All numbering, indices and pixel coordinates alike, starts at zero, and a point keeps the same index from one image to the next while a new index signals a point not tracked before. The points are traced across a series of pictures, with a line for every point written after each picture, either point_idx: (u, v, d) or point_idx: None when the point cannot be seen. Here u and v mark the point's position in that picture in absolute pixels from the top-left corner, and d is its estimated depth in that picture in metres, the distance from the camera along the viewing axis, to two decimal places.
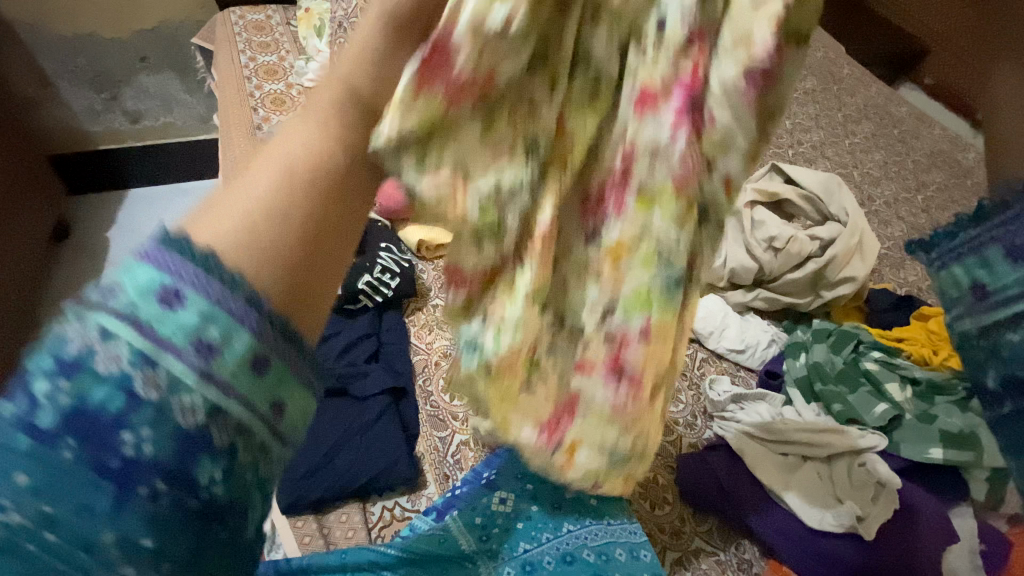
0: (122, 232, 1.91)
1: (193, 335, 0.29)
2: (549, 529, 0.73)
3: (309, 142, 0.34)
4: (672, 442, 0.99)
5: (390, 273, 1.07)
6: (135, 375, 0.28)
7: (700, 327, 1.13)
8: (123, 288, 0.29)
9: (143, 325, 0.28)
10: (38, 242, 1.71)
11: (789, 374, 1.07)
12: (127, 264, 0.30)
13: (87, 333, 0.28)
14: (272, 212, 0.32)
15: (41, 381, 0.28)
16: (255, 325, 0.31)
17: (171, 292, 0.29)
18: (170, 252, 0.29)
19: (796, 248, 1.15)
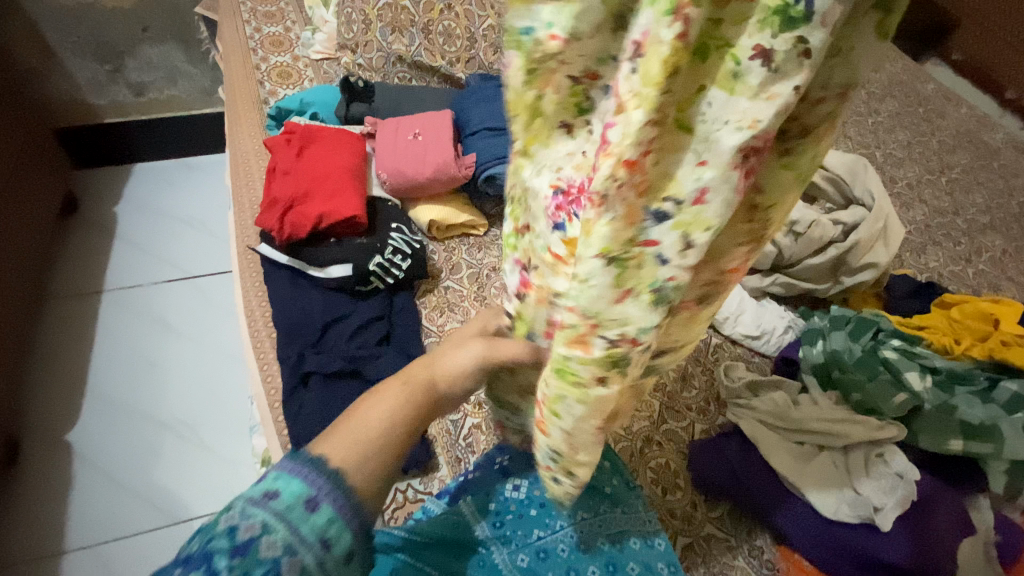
0: (135, 212, 1.92)
1: (322, 534, 0.45)
2: (562, 518, 0.72)
3: (386, 406, 0.52)
4: (684, 427, 0.99)
5: (401, 254, 1.02)
6: (284, 557, 0.42)
7: (715, 312, 1.11)
8: (281, 494, 0.45)
9: (293, 524, 0.44)
10: (48, 216, 1.70)
11: (805, 360, 1.04)
12: (283, 480, 0.46)
13: (252, 523, 0.43)
14: (375, 446, 0.50)
15: (220, 557, 0.41)
16: (348, 516, 0.47)
17: (313, 503, 0.45)
18: (312, 471, 0.47)
19: (818, 232, 1.12)
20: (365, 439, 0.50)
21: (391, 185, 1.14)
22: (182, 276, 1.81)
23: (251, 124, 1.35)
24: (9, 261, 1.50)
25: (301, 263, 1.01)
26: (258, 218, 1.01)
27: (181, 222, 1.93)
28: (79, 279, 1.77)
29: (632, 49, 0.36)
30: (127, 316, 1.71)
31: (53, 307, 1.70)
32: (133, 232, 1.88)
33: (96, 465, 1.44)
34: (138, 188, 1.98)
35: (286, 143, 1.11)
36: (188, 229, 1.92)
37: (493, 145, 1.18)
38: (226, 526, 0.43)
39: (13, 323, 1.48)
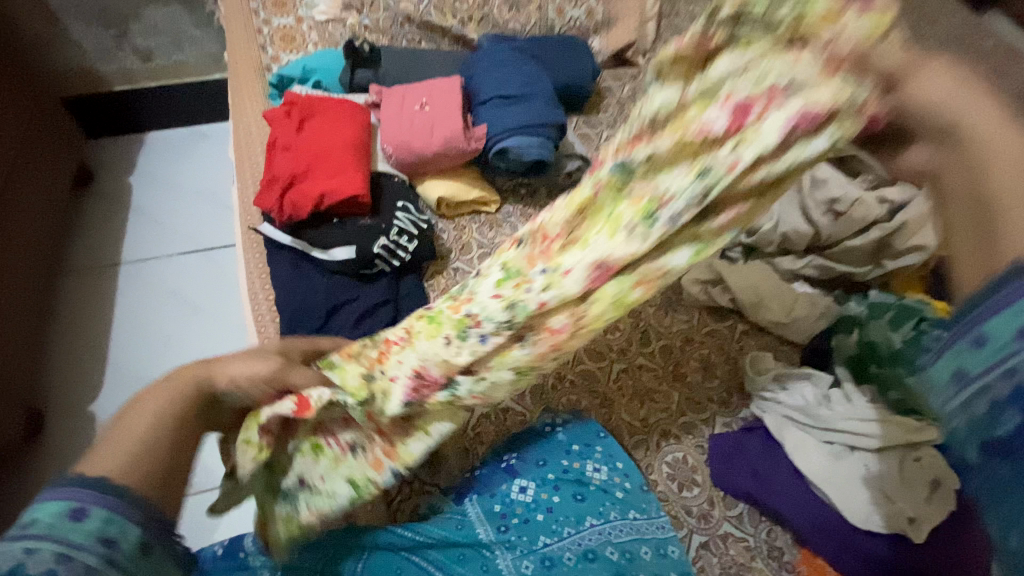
0: (148, 183, 1.90)
1: (100, 535, 0.40)
2: (570, 523, 0.70)
3: (156, 409, 0.52)
4: (704, 420, 0.94)
5: (407, 235, 0.98)
6: (56, 568, 0.37)
7: (744, 296, 1.03)
8: (40, 518, 0.40)
9: (58, 536, 0.39)
10: (64, 187, 1.68)
11: (838, 352, 0.98)
12: (38, 506, 0.41)
13: (13, 554, 0.38)
14: (141, 454, 0.47)
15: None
16: (129, 513, 0.43)
17: (78, 510, 0.41)
18: (79, 486, 0.42)
19: (860, 212, 1.05)
20: (131, 447, 0.48)
21: (397, 159, 1.08)
22: (195, 249, 1.80)
23: (253, 92, 1.28)
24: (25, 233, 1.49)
25: (304, 244, 0.96)
26: (256, 198, 0.96)
27: (194, 193, 1.90)
28: (96, 252, 1.77)
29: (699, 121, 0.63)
30: (144, 287, 1.72)
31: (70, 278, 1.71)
32: (146, 204, 1.87)
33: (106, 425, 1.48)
34: (150, 158, 1.95)
35: (286, 116, 1.04)
36: (200, 200, 1.89)
37: (505, 116, 1.10)
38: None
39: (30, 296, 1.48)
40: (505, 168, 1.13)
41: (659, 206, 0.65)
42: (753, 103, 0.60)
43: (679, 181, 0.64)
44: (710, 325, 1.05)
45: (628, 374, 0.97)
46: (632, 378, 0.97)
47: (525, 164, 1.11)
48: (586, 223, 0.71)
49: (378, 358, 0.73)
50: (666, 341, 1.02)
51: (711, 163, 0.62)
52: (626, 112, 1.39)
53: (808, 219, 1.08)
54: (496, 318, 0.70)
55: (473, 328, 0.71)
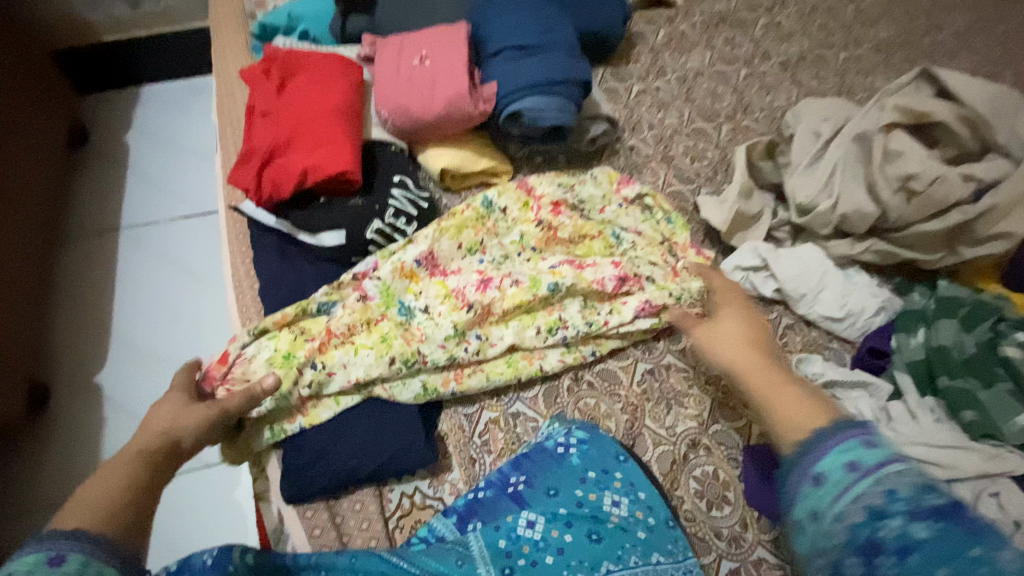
0: (145, 139, 1.45)
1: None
2: (585, 569, 0.63)
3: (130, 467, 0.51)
4: (738, 429, 0.83)
5: (405, 217, 0.87)
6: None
7: (790, 287, 0.90)
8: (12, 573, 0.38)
9: None
10: (58, 140, 1.27)
11: (900, 355, 0.85)
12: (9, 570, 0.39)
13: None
14: (117, 503, 0.46)
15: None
16: (106, 559, 0.41)
17: (56, 558, 0.40)
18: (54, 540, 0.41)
19: (942, 191, 0.87)
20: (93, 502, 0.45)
21: (393, 125, 0.94)
22: (202, 212, 1.36)
23: (234, 41, 1.12)
24: (10, 190, 1.09)
25: (290, 227, 0.85)
26: (232, 175, 0.85)
27: (190, 151, 1.44)
28: (88, 217, 1.34)
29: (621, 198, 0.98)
30: (140, 260, 1.29)
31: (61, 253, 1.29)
32: (141, 160, 1.42)
33: (108, 439, 1.10)
34: (150, 110, 1.49)
35: (265, 75, 0.91)
36: (204, 159, 1.43)
37: (518, 71, 0.93)
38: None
39: (22, 276, 1.09)
40: (517, 134, 0.98)
41: (567, 320, 0.85)
42: (628, 279, 0.87)
43: (575, 317, 0.85)
44: None
45: (654, 375, 0.86)
46: (658, 379, 0.86)
47: (542, 129, 0.96)
48: (517, 309, 0.84)
49: (327, 374, 0.76)
50: None
51: (596, 316, 0.85)
52: (660, 63, 1.22)
53: (873, 198, 0.91)
54: (440, 362, 0.79)
55: (418, 363, 0.78)
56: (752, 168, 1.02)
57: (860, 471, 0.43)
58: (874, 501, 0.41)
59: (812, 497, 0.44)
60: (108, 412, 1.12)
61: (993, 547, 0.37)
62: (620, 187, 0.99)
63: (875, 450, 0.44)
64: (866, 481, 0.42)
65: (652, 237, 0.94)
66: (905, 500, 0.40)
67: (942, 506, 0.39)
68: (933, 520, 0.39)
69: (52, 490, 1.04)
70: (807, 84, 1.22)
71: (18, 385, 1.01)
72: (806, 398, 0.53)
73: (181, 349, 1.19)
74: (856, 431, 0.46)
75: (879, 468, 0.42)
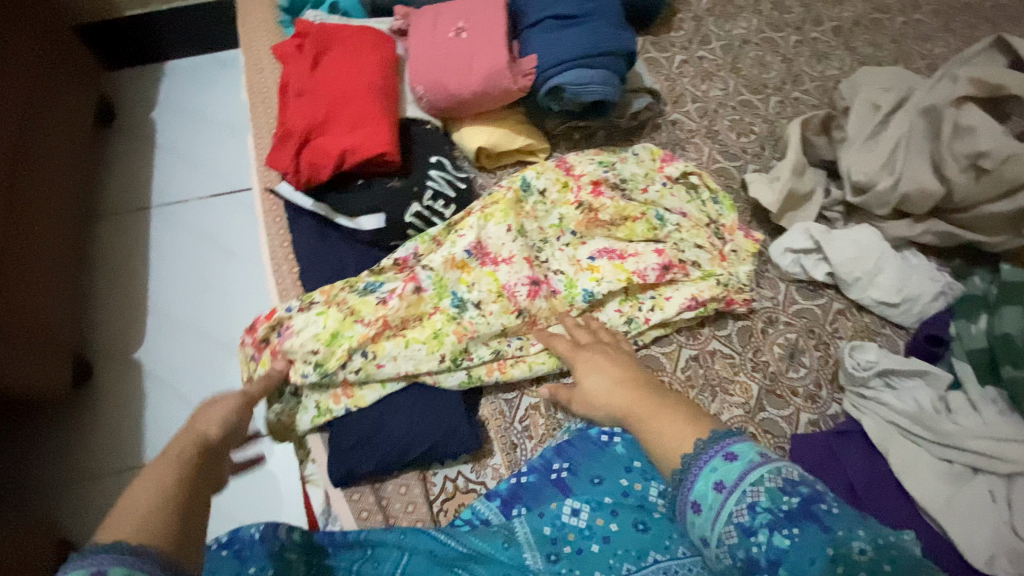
0: (175, 118, 1.43)
1: None
2: (631, 559, 0.62)
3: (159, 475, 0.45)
4: (785, 417, 0.81)
5: (443, 199, 0.85)
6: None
7: (844, 271, 0.86)
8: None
9: None
10: (86, 119, 1.24)
11: (959, 342, 0.82)
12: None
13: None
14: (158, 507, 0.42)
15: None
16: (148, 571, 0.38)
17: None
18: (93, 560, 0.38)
19: (1014, 171, 0.81)
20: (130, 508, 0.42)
21: (429, 102, 0.90)
22: (229, 190, 1.36)
23: (262, 14, 1.09)
24: (45, 172, 1.07)
25: (327, 210, 0.83)
26: (268, 157, 0.83)
27: (218, 129, 1.42)
28: (121, 197, 1.34)
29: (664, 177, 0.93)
30: (174, 238, 1.30)
31: (96, 233, 1.30)
32: (170, 138, 1.41)
33: (152, 417, 1.12)
34: (175, 87, 1.47)
35: (299, 52, 0.89)
36: (233, 136, 1.42)
37: (560, 43, 0.89)
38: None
39: (63, 257, 1.09)
40: (557, 109, 0.93)
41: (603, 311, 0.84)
42: (673, 267, 0.86)
43: (615, 318, 0.83)
44: (799, 303, 0.89)
45: (698, 361, 0.84)
46: (703, 365, 0.84)
47: (583, 104, 0.92)
48: (556, 303, 0.83)
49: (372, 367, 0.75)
50: (744, 321, 0.87)
51: (637, 312, 0.84)
52: (704, 31, 1.15)
53: (939, 176, 0.86)
54: (485, 358, 0.79)
55: (466, 361, 0.78)
56: (804, 144, 0.97)
57: (725, 491, 0.45)
58: (743, 517, 0.43)
59: (698, 524, 0.46)
60: (151, 386, 1.15)
61: (855, 537, 0.41)
62: (666, 165, 0.94)
63: (733, 464, 0.46)
64: (732, 498, 0.44)
65: (698, 218, 0.91)
66: (767, 512, 0.43)
67: (793, 509, 0.42)
68: (788, 528, 0.42)
69: (101, 462, 1.08)
70: (862, 51, 1.14)
71: (66, 363, 1.04)
72: (689, 412, 0.53)
73: (221, 327, 1.21)
74: (717, 447, 0.47)
75: (740, 484, 0.45)
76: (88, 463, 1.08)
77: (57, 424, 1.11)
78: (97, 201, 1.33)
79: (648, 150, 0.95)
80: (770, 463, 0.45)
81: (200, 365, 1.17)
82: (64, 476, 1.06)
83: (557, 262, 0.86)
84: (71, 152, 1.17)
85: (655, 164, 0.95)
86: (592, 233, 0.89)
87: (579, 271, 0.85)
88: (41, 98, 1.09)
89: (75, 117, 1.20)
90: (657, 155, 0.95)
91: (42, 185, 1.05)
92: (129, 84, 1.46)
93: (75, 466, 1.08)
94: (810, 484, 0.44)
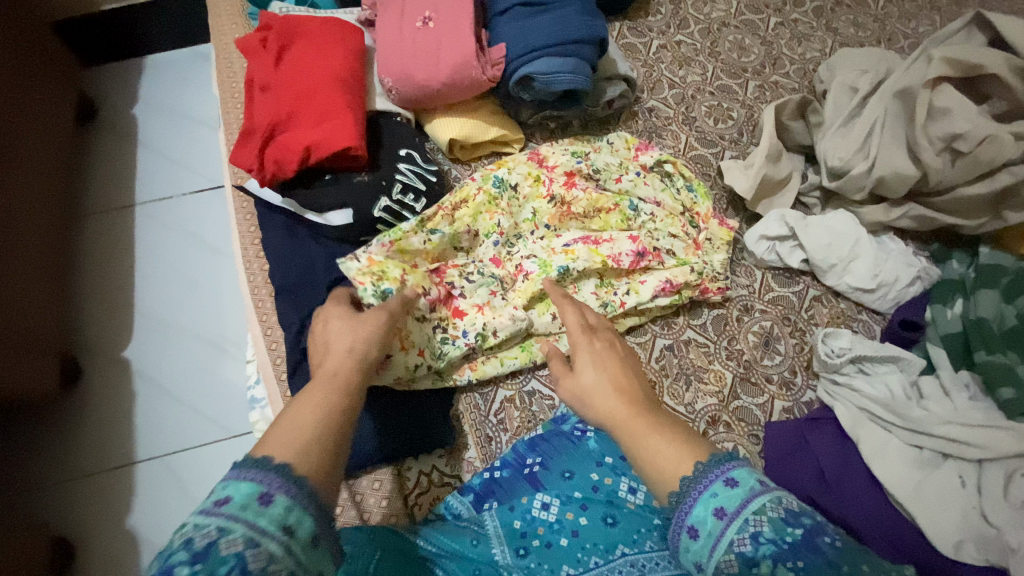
0: (154, 112, 1.37)
1: (283, 523, 0.41)
2: (599, 552, 0.62)
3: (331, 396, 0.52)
4: (760, 405, 0.80)
5: (413, 192, 0.84)
6: (247, 553, 0.38)
7: (820, 258, 0.86)
8: (234, 497, 0.41)
9: (250, 520, 0.40)
10: (63, 115, 1.20)
11: (935, 328, 0.81)
12: (227, 483, 0.42)
13: (208, 531, 0.39)
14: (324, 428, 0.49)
15: (180, 568, 0.37)
16: (307, 503, 0.43)
17: (265, 496, 0.42)
18: (264, 471, 0.43)
19: (989, 154, 0.80)
20: (295, 430, 0.48)
21: (398, 94, 0.89)
22: (212, 185, 1.30)
23: (229, 6, 1.06)
24: (21, 171, 1.04)
25: (296, 206, 0.83)
26: (232, 155, 0.82)
27: (198, 122, 1.37)
28: (97, 193, 1.29)
29: (641, 166, 0.93)
30: (157, 235, 1.25)
31: (78, 233, 1.25)
32: (153, 134, 1.35)
33: (138, 421, 1.09)
34: (155, 82, 1.40)
35: (263, 46, 0.88)
36: (216, 130, 1.35)
37: (529, 31, 0.88)
38: (179, 542, 0.39)
39: (42, 259, 1.05)
40: (528, 99, 0.92)
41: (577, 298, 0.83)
42: (648, 254, 0.84)
43: (590, 298, 0.83)
44: (774, 290, 0.88)
45: (673, 351, 0.83)
46: (677, 354, 0.83)
47: (554, 93, 0.91)
48: (528, 288, 0.82)
49: (452, 315, 0.79)
50: (719, 310, 0.87)
51: (612, 296, 0.83)
52: (683, 14, 1.12)
53: (914, 160, 0.85)
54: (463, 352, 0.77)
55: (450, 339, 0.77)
56: (780, 129, 0.96)
57: (725, 517, 0.44)
58: (745, 548, 0.43)
59: (693, 549, 0.46)
60: (140, 387, 1.12)
61: (861, 570, 0.40)
62: (643, 155, 0.93)
63: (734, 490, 0.45)
64: (733, 526, 0.44)
65: (672, 207, 0.90)
66: (771, 543, 0.42)
67: (798, 540, 0.42)
68: (792, 561, 0.41)
69: (85, 463, 1.06)
70: (844, 32, 1.11)
71: (49, 369, 1.01)
72: (680, 435, 0.52)
73: (210, 325, 1.17)
74: (716, 471, 0.47)
75: (741, 511, 0.44)
76: (76, 465, 1.05)
77: (43, 427, 1.08)
78: (78, 199, 1.27)
79: (625, 138, 0.95)
80: (770, 492, 0.45)
81: (190, 365, 1.14)
82: (50, 480, 1.04)
83: (528, 248, 0.86)
84: (50, 150, 1.14)
85: (632, 154, 0.94)
86: (561, 224, 0.88)
87: (549, 257, 0.84)
88: (17, 96, 1.06)
89: (51, 113, 1.16)
90: (631, 145, 0.95)
91: (17, 186, 1.02)
92: (107, 81, 1.39)
93: (62, 468, 1.05)
94: (813, 515, 0.44)
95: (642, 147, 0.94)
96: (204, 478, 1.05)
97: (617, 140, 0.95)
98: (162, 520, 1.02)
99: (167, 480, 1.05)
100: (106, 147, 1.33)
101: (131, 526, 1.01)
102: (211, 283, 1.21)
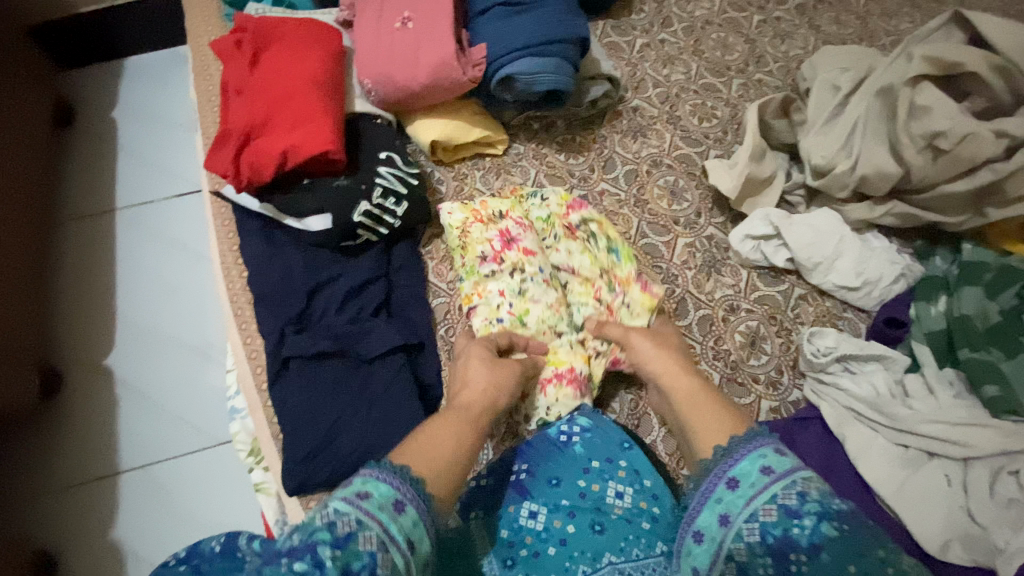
0: (133, 115, 1.34)
1: (408, 536, 0.45)
2: (586, 560, 0.61)
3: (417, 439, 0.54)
4: (748, 405, 0.80)
5: (394, 196, 0.82)
6: (380, 553, 0.41)
7: (804, 257, 0.86)
8: (373, 495, 0.46)
9: (385, 519, 0.44)
10: (41, 118, 1.17)
11: (919, 325, 0.81)
12: (363, 483, 0.47)
13: (350, 519, 0.43)
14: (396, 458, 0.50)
15: (325, 548, 0.40)
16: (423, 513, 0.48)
17: (399, 505, 0.46)
18: (396, 478, 0.49)
19: (969, 150, 0.80)
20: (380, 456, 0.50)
21: (378, 96, 0.88)
22: (193, 189, 1.28)
23: (205, 7, 1.04)
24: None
25: (274, 211, 0.81)
26: (207, 161, 0.80)
27: (176, 125, 1.33)
28: (75, 198, 1.25)
29: (568, 223, 0.87)
30: (137, 242, 1.22)
31: (58, 239, 1.22)
32: (130, 138, 1.32)
33: (121, 431, 1.07)
34: (135, 84, 1.36)
35: (238, 49, 0.86)
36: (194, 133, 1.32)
37: (509, 30, 0.87)
38: (324, 523, 0.42)
39: (19, 268, 1.02)
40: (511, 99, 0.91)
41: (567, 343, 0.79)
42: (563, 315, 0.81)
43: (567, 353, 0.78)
44: (760, 290, 0.88)
45: None
46: None
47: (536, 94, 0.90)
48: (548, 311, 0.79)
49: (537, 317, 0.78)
50: (706, 310, 0.86)
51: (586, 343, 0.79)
52: (665, 13, 1.12)
53: (897, 158, 0.85)
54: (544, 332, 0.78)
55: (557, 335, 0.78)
56: (764, 127, 0.95)
57: (772, 475, 0.46)
58: (790, 501, 0.44)
59: (726, 499, 0.48)
60: (124, 395, 1.09)
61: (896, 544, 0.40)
62: (572, 215, 0.87)
63: (783, 458, 0.47)
64: (779, 482, 0.45)
65: (589, 273, 0.83)
66: (818, 502, 0.43)
67: (843, 510, 0.42)
68: (838, 519, 0.41)
69: (68, 475, 1.03)
70: (826, 29, 1.11)
71: (29, 379, 0.98)
72: (721, 409, 0.58)
73: (194, 331, 1.15)
74: (766, 440, 0.50)
75: (789, 474, 0.46)
76: (58, 478, 1.03)
77: (23, 439, 1.05)
78: (57, 204, 1.24)
79: (543, 195, 0.89)
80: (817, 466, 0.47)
81: (176, 373, 1.12)
82: (34, 492, 1.02)
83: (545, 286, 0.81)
84: (26, 155, 1.10)
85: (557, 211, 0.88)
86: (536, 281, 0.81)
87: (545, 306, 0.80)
88: None
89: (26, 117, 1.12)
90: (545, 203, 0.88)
91: None
92: (85, 84, 1.35)
93: (44, 480, 1.03)
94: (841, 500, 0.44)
95: (568, 206, 0.88)
96: (190, 490, 1.03)
97: (546, 198, 0.89)
98: (146, 534, 1.00)
99: (152, 491, 1.03)
100: (85, 151, 1.29)
101: (115, 538, 0.99)
102: (193, 292, 1.19)
